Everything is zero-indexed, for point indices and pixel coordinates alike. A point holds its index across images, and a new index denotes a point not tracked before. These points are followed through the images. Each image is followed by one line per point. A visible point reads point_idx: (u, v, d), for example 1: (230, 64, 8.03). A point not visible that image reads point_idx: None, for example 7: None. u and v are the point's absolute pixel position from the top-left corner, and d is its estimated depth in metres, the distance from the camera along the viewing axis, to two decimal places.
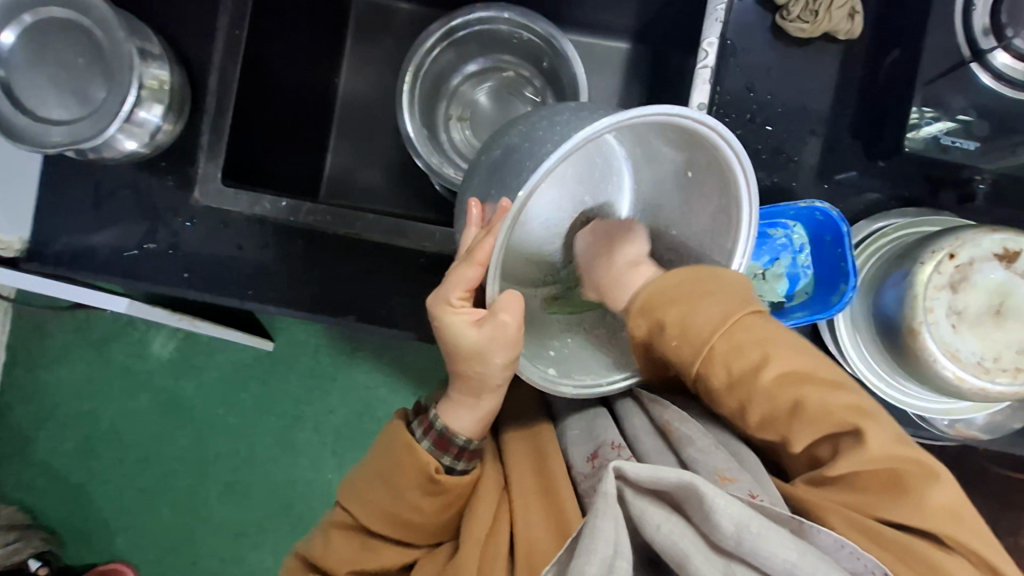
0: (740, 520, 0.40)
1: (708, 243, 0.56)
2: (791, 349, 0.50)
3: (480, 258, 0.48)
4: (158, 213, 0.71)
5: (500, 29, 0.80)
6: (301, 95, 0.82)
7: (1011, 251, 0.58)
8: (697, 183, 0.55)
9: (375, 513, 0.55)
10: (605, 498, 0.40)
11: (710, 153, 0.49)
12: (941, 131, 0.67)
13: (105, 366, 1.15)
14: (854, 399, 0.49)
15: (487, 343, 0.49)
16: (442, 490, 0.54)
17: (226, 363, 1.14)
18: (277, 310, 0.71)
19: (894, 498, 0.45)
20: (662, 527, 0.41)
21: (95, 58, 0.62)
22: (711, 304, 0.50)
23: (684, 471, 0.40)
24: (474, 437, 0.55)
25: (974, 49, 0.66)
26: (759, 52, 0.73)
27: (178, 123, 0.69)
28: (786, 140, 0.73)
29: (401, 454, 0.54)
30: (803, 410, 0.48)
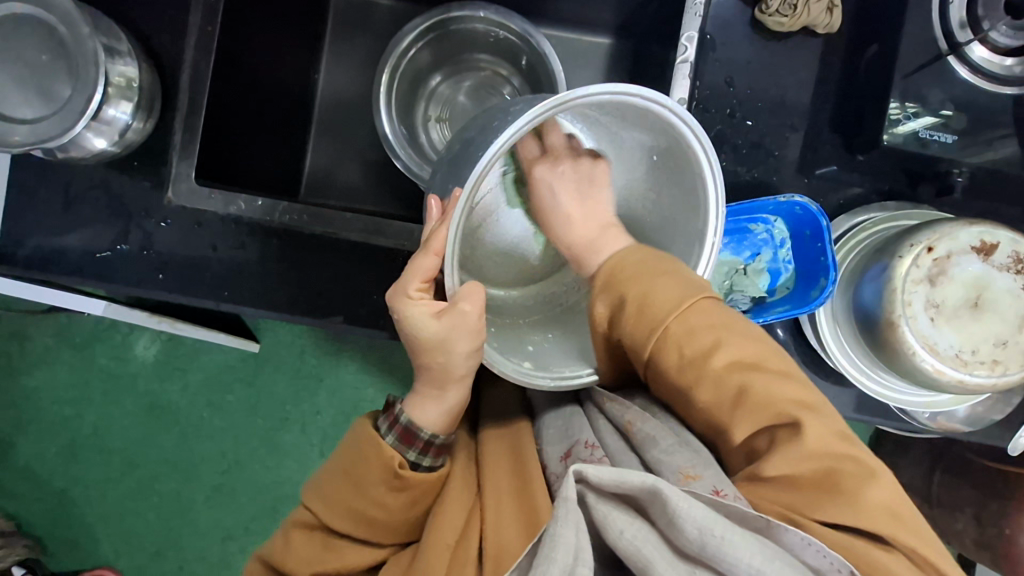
0: (703, 523, 0.39)
1: (681, 227, 0.57)
2: (744, 337, 0.49)
3: (436, 247, 0.50)
4: (130, 214, 0.70)
5: (475, 27, 0.80)
6: (279, 93, 0.80)
7: (988, 244, 0.58)
8: (665, 167, 0.57)
9: (340, 511, 0.54)
10: (565, 504, 0.39)
11: (670, 130, 0.52)
12: (919, 126, 0.67)
13: (85, 370, 1.13)
14: (801, 392, 0.48)
15: (448, 333, 0.49)
16: (406, 486, 0.53)
17: (209, 365, 1.13)
18: (253, 311, 0.70)
19: (829, 497, 0.45)
20: (626, 533, 0.41)
21: (59, 55, 0.60)
22: (669, 284, 0.50)
23: (647, 474, 0.40)
24: (440, 432, 0.55)
25: (951, 42, 0.66)
26: (740, 47, 0.72)
27: (149, 122, 0.67)
28: (766, 134, 0.73)
29: (366, 450, 0.53)
30: (745, 398, 0.48)
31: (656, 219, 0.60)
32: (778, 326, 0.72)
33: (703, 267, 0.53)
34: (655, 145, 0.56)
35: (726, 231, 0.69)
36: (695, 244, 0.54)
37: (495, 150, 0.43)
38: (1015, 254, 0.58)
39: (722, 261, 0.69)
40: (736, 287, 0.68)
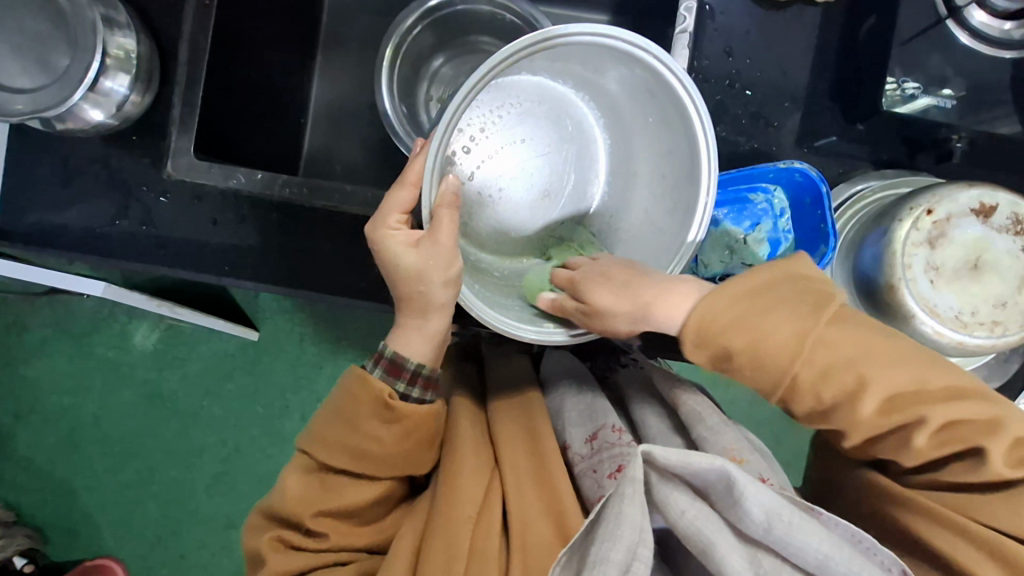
0: (771, 506, 0.39)
1: (676, 192, 0.58)
2: (892, 368, 0.47)
3: (413, 178, 0.52)
4: (130, 189, 0.70)
5: (481, 9, 0.79)
6: (276, 70, 0.80)
7: (987, 206, 0.58)
8: (658, 128, 0.59)
9: (334, 447, 0.54)
10: (632, 483, 0.38)
11: (654, 79, 0.55)
12: (925, 105, 0.67)
13: (86, 358, 1.13)
14: (985, 410, 0.47)
15: (425, 262, 0.51)
16: (397, 418, 0.53)
17: (210, 351, 1.13)
18: (254, 286, 0.70)
19: (988, 495, 0.47)
20: (687, 513, 0.40)
21: (58, 25, 0.60)
22: (783, 325, 0.47)
23: (717, 456, 0.38)
24: (426, 363, 0.56)
25: (950, 7, 0.67)
26: (739, 18, 0.72)
27: (147, 95, 0.67)
28: (765, 105, 0.73)
29: (357, 386, 0.53)
30: (917, 428, 0.47)
31: (655, 192, 0.61)
32: None
33: (693, 234, 0.55)
34: (639, 99, 0.59)
35: (726, 202, 0.69)
36: (688, 208, 0.56)
37: (477, 76, 0.47)
38: (1014, 216, 0.58)
39: (721, 231, 0.69)
40: (736, 256, 0.68)
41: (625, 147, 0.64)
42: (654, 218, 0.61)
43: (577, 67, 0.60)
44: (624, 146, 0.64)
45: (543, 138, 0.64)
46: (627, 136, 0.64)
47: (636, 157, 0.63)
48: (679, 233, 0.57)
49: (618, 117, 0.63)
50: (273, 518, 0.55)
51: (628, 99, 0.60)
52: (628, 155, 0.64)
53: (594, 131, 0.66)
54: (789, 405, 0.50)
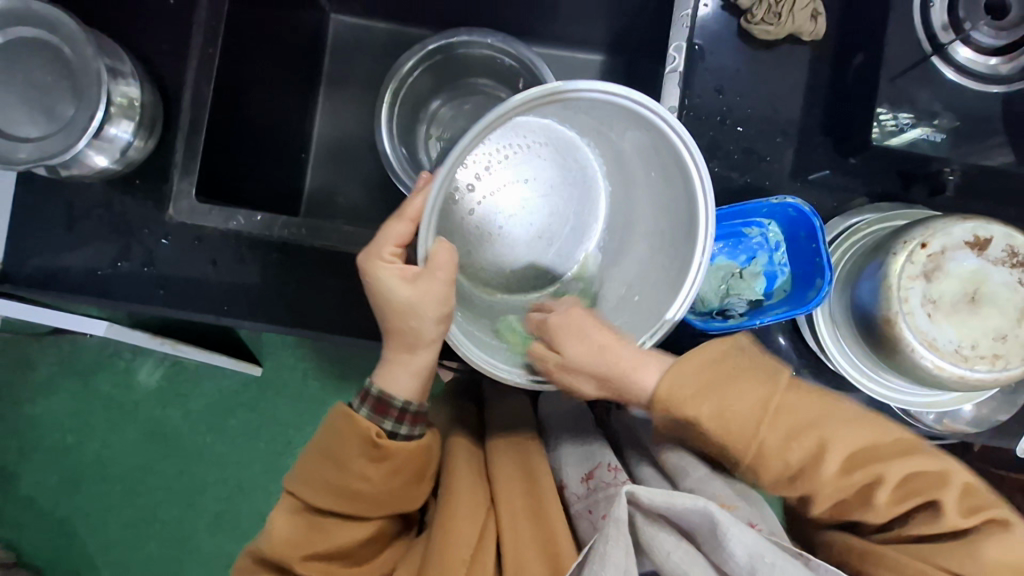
0: (752, 549, 0.38)
1: (672, 248, 0.58)
2: (850, 428, 0.48)
3: (411, 214, 0.53)
4: (132, 231, 0.71)
5: (478, 49, 0.81)
6: (279, 114, 0.81)
7: (981, 239, 0.58)
8: (662, 183, 0.59)
9: (322, 488, 0.53)
10: (615, 524, 0.39)
11: (658, 137, 0.55)
12: (924, 135, 0.66)
13: (89, 397, 1.13)
14: (937, 465, 0.48)
15: (419, 296, 0.51)
16: (386, 456, 0.52)
17: (213, 389, 1.13)
18: (252, 325, 0.71)
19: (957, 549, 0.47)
20: (672, 554, 0.40)
21: (64, 76, 0.62)
22: (745, 390, 0.48)
23: (698, 496, 0.38)
24: (413, 399, 0.55)
25: (935, 43, 0.66)
26: (728, 57, 0.74)
27: (150, 140, 0.69)
28: (757, 140, 0.73)
29: (341, 425, 0.53)
30: (879, 489, 0.47)
31: (652, 246, 0.61)
32: (781, 334, 0.73)
33: (686, 293, 0.54)
34: (639, 150, 0.59)
35: (721, 236, 0.70)
36: (683, 264, 0.56)
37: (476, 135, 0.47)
38: (1010, 248, 0.58)
39: (719, 265, 0.70)
40: (733, 291, 0.69)
41: (626, 199, 0.65)
42: (645, 273, 0.62)
43: (587, 118, 0.60)
44: (625, 197, 0.65)
45: (547, 179, 0.65)
46: (629, 187, 0.64)
47: (635, 212, 0.64)
48: (671, 286, 0.57)
49: (623, 169, 0.63)
50: (261, 565, 0.53)
51: (633, 155, 0.61)
52: (627, 207, 0.65)
53: (596, 177, 0.66)
54: (755, 473, 0.49)
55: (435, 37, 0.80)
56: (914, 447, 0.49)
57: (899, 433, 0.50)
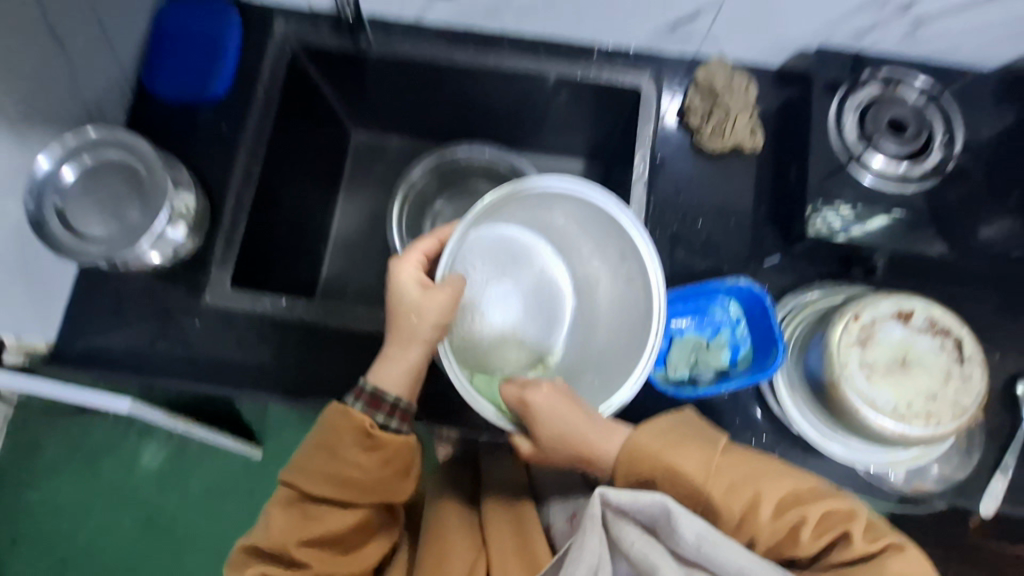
0: (700, 530, 0.44)
1: (628, 335, 0.68)
2: (774, 478, 0.54)
3: (440, 235, 0.65)
4: (170, 314, 0.81)
5: (476, 159, 0.97)
6: (303, 213, 0.94)
7: (906, 311, 0.68)
8: (622, 276, 0.69)
9: (317, 476, 0.58)
10: (591, 518, 0.45)
11: (620, 233, 0.66)
12: (883, 222, 0.80)
13: (90, 481, 1.19)
14: (846, 504, 0.53)
15: (424, 301, 0.60)
16: (377, 446, 0.58)
17: (211, 473, 1.19)
18: (270, 397, 0.79)
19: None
20: (637, 544, 0.45)
21: (134, 189, 0.76)
22: (692, 452, 0.55)
23: (657, 492, 0.45)
24: (404, 397, 0.61)
25: (849, 153, 0.80)
26: (686, 164, 0.88)
27: (197, 241, 0.80)
28: (715, 231, 0.86)
29: (337, 418, 0.58)
30: (805, 530, 0.51)
31: (610, 335, 0.71)
32: (756, 408, 0.78)
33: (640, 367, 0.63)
34: (601, 245, 0.71)
35: (688, 312, 0.80)
36: (637, 345, 0.65)
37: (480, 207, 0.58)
38: (930, 318, 0.68)
39: (688, 338, 0.80)
40: (701, 361, 0.79)
41: (589, 297, 0.75)
42: (602, 358, 0.71)
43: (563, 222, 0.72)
44: (589, 294, 0.75)
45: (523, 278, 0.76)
46: (592, 286, 0.75)
47: (597, 306, 0.74)
48: (627, 364, 0.65)
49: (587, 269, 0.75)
50: (254, 553, 0.59)
51: (596, 254, 0.72)
52: (590, 304, 0.75)
53: (563, 279, 0.78)
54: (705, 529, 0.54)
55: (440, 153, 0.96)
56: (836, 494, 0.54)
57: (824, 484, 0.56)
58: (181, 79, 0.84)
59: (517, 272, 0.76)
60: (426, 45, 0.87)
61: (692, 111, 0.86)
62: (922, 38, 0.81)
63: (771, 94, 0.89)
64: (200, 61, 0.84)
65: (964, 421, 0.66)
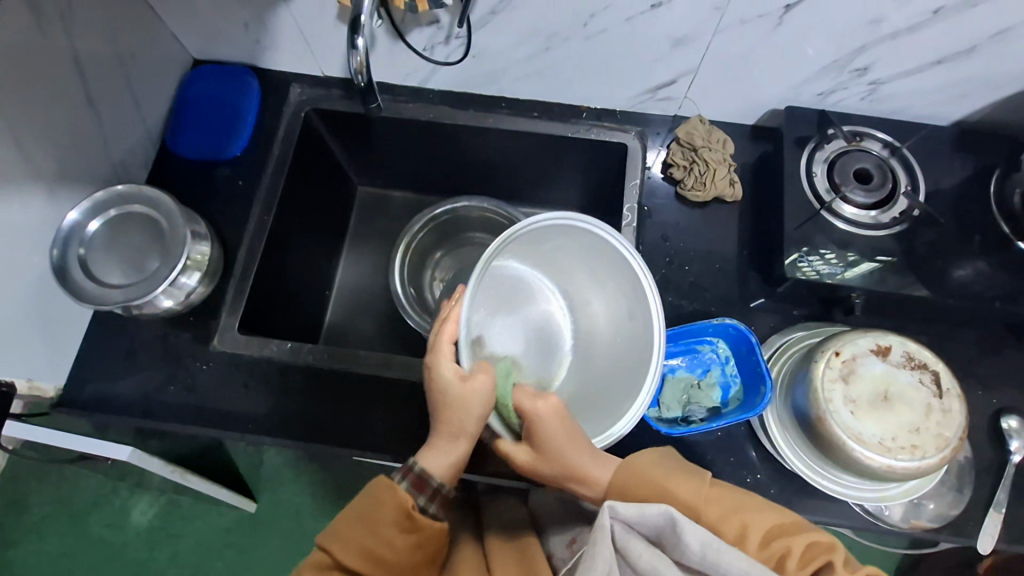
0: (704, 538, 0.47)
1: (629, 366, 0.71)
2: (759, 511, 0.55)
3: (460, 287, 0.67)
4: (179, 359, 0.83)
5: (474, 211, 1.02)
6: (310, 263, 0.98)
7: (883, 346, 0.72)
8: (625, 316, 0.74)
9: (353, 548, 0.57)
10: (602, 530, 0.47)
11: (625, 271, 0.71)
12: (867, 269, 0.85)
13: (80, 540, 1.21)
14: (828, 535, 0.53)
15: (468, 393, 0.61)
16: (416, 529, 0.58)
17: (204, 530, 1.21)
18: (272, 441, 0.80)
19: None
20: (645, 555, 0.48)
21: (156, 240, 0.80)
22: (683, 485, 0.57)
23: (661, 503, 0.48)
24: (446, 483, 0.62)
25: (821, 201, 0.86)
26: (672, 213, 0.93)
27: (209, 287, 0.84)
28: (701, 276, 0.90)
29: (384, 493, 0.58)
30: (792, 560, 0.51)
31: (611, 367, 0.75)
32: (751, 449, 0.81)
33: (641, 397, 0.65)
34: (602, 281, 0.76)
35: (679, 351, 0.83)
36: (639, 374, 0.68)
37: (497, 248, 0.61)
38: (907, 354, 0.72)
39: (679, 377, 0.82)
40: (693, 400, 0.80)
41: (587, 331, 0.80)
42: (602, 390, 0.74)
43: (566, 259, 0.77)
44: (586, 329, 0.80)
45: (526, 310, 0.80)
46: (591, 321, 0.79)
47: (596, 340, 0.78)
48: (632, 392, 0.68)
49: (586, 304, 0.79)
50: None
51: (600, 291, 0.77)
52: (588, 339, 0.79)
53: (561, 314, 0.82)
54: None
55: (441, 204, 1.01)
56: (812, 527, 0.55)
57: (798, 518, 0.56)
58: (201, 139, 0.91)
59: (525, 302, 0.80)
60: (428, 107, 0.94)
61: (675, 165, 0.93)
62: (881, 98, 0.89)
63: (748, 150, 0.97)
64: (221, 124, 0.91)
65: (948, 453, 0.68)
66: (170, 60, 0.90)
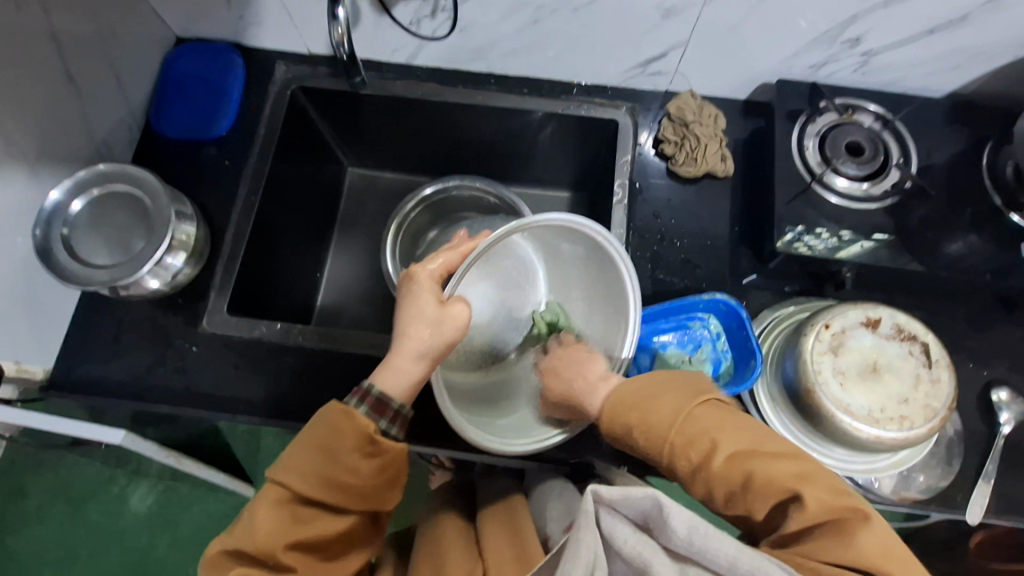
0: (691, 522, 0.45)
1: None
2: (737, 431, 0.54)
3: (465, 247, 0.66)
4: (169, 341, 0.83)
5: (465, 192, 1.01)
6: (301, 244, 0.98)
7: (873, 319, 0.72)
8: (602, 320, 0.73)
9: (307, 476, 0.57)
10: (586, 514, 0.46)
11: (616, 281, 0.69)
12: (862, 247, 0.85)
13: (81, 524, 1.22)
14: (803, 465, 0.52)
15: (443, 322, 0.61)
16: (378, 451, 0.58)
17: (203, 512, 1.23)
18: (265, 421, 0.80)
19: (829, 535, 0.47)
20: (630, 540, 0.47)
21: (141, 220, 0.80)
22: (665, 403, 0.56)
23: (647, 486, 0.47)
24: (406, 404, 0.62)
25: (813, 174, 0.85)
26: (663, 190, 0.93)
27: (196, 268, 0.84)
28: (693, 252, 0.90)
29: (340, 419, 0.57)
30: (757, 483, 0.51)
31: None
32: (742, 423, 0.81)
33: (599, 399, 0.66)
34: (592, 283, 0.74)
35: (670, 327, 0.82)
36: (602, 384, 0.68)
37: (505, 230, 0.59)
38: (896, 326, 0.72)
39: (670, 354, 0.81)
40: None
41: (561, 325, 0.79)
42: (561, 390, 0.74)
43: (563, 253, 0.75)
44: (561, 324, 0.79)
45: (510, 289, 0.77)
46: (566, 316, 0.78)
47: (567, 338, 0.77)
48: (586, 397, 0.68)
49: (567, 297, 0.78)
50: (234, 556, 0.56)
51: (585, 289, 0.76)
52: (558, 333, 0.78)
53: (538, 301, 0.80)
54: (675, 472, 0.55)
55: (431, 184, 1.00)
56: (793, 453, 0.53)
57: (784, 442, 0.54)
58: (186, 119, 0.89)
59: (512, 282, 0.77)
60: (416, 84, 0.93)
61: (666, 141, 0.92)
62: (873, 69, 0.88)
63: (738, 126, 0.96)
64: (205, 104, 0.90)
65: (936, 424, 0.68)
66: (151, 38, 0.88)
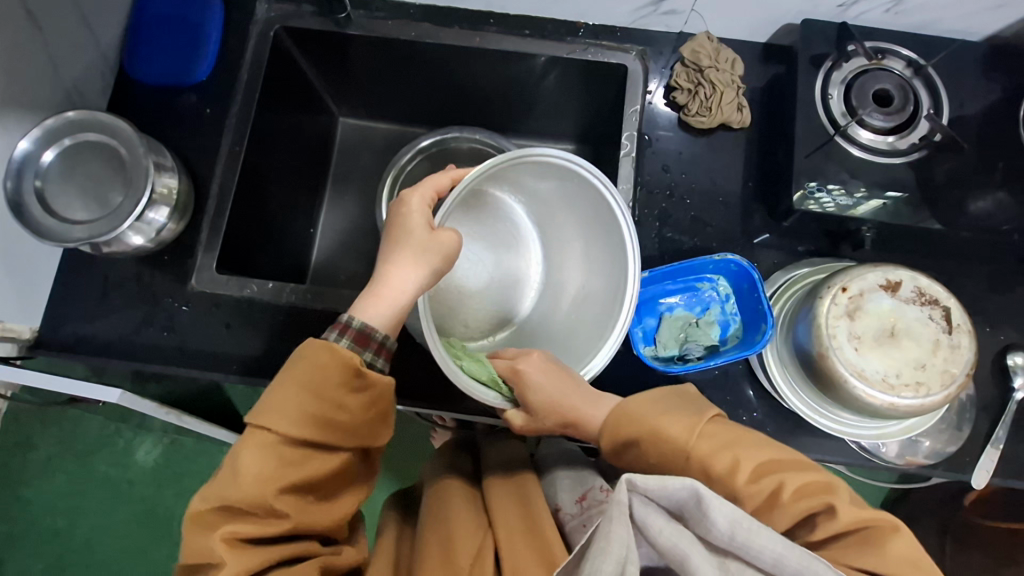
0: (733, 516, 0.43)
1: (591, 320, 0.69)
2: (756, 444, 0.52)
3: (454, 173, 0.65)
4: (157, 300, 0.80)
5: (463, 144, 0.96)
6: (292, 198, 0.93)
7: (893, 282, 0.68)
8: (597, 264, 0.71)
9: (294, 417, 0.53)
10: (617, 506, 0.43)
11: (608, 221, 0.67)
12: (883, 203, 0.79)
13: (87, 478, 1.23)
14: (825, 475, 0.50)
15: (431, 244, 0.59)
16: (367, 385, 0.55)
17: (207, 467, 1.23)
18: (259, 382, 0.78)
19: (859, 548, 0.45)
20: (665, 532, 0.43)
21: (120, 172, 0.75)
22: (677, 419, 0.54)
23: (686, 476, 0.43)
24: (390, 334, 0.59)
25: (836, 126, 0.79)
26: (674, 142, 0.87)
27: (180, 223, 0.80)
28: (703, 209, 0.85)
29: (328, 356, 0.53)
30: (783, 494, 0.48)
31: (571, 316, 0.73)
32: (749, 387, 0.78)
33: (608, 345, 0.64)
34: (585, 229, 0.71)
35: (677, 288, 0.80)
36: (602, 332, 0.66)
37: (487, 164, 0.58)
38: (917, 289, 0.68)
39: (677, 316, 0.79)
40: (691, 337, 0.78)
41: (557, 275, 0.77)
42: (561, 338, 0.73)
43: (552, 199, 0.73)
44: (557, 275, 0.77)
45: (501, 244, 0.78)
46: (561, 266, 0.76)
47: (565, 289, 0.75)
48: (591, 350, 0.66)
49: (562, 248, 0.76)
50: (218, 511, 0.51)
51: (577, 235, 0.73)
52: (556, 285, 0.77)
53: (533, 256, 0.79)
54: None
55: (428, 135, 0.95)
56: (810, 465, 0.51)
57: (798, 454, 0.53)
58: (165, 63, 0.84)
59: (504, 238, 0.78)
60: (410, 24, 0.86)
61: (678, 89, 0.86)
62: (907, 9, 0.81)
63: (757, 72, 0.89)
64: (184, 46, 0.84)
65: (954, 391, 0.65)
66: None
